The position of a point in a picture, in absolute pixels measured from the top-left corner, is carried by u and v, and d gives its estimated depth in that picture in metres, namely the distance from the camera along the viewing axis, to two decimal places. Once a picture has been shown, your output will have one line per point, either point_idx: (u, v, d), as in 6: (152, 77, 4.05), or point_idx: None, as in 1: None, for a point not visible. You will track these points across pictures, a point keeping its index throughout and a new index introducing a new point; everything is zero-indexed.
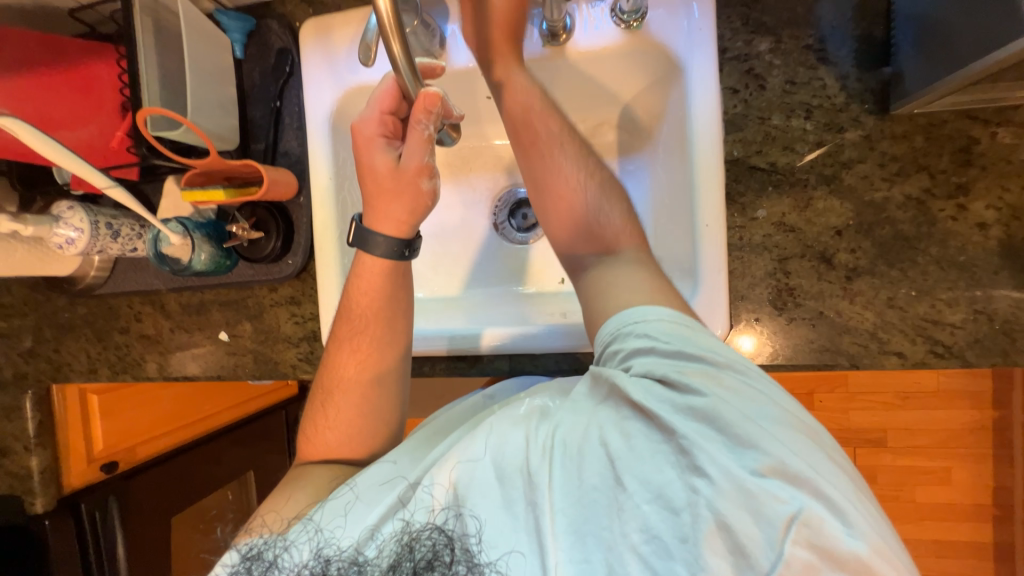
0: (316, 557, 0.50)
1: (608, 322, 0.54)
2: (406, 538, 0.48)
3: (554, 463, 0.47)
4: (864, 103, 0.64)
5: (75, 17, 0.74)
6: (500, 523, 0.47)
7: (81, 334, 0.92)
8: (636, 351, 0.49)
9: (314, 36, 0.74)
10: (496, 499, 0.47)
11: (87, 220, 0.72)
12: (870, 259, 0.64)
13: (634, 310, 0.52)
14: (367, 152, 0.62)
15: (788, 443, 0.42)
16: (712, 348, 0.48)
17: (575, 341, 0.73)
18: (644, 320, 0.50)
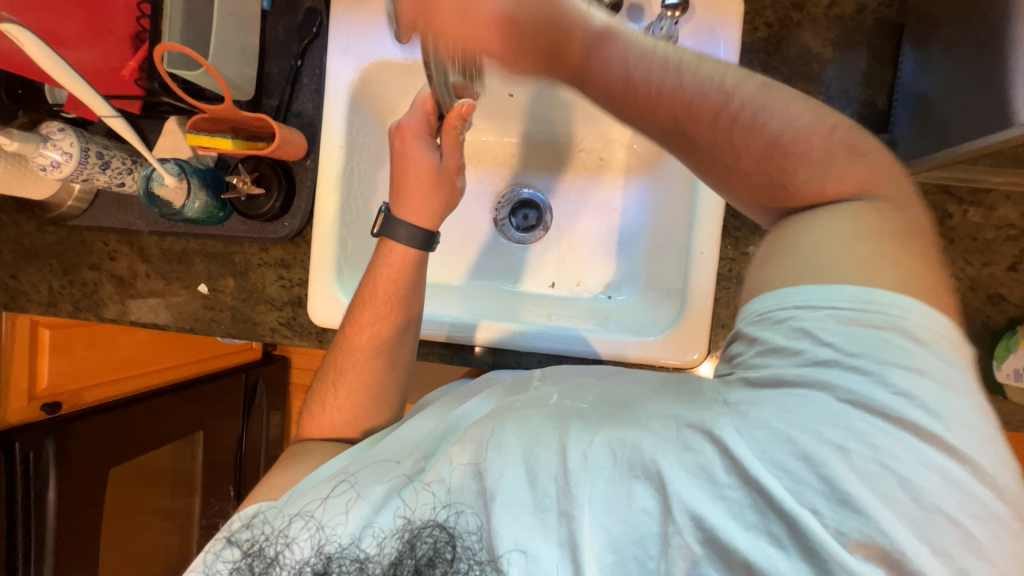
0: (318, 554, 0.49)
1: (759, 297, 0.45)
2: (407, 535, 0.49)
3: (597, 485, 0.46)
4: None
5: None
6: (510, 524, 0.46)
7: (45, 264, 0.87)
8: (778, 350, 0.43)
9: (346, 3, 0.73)
10: (529, 508, 0.47)
11: (77, 146, 0.68)
12: None
13: (800, 290, 0.43)
14: (406, 150, 0.64)
15: (914, 527, 0.37)
16: (888, 368, 0.39)
17: (558, 345, 0.74)
18: (809, 310, 0.41)
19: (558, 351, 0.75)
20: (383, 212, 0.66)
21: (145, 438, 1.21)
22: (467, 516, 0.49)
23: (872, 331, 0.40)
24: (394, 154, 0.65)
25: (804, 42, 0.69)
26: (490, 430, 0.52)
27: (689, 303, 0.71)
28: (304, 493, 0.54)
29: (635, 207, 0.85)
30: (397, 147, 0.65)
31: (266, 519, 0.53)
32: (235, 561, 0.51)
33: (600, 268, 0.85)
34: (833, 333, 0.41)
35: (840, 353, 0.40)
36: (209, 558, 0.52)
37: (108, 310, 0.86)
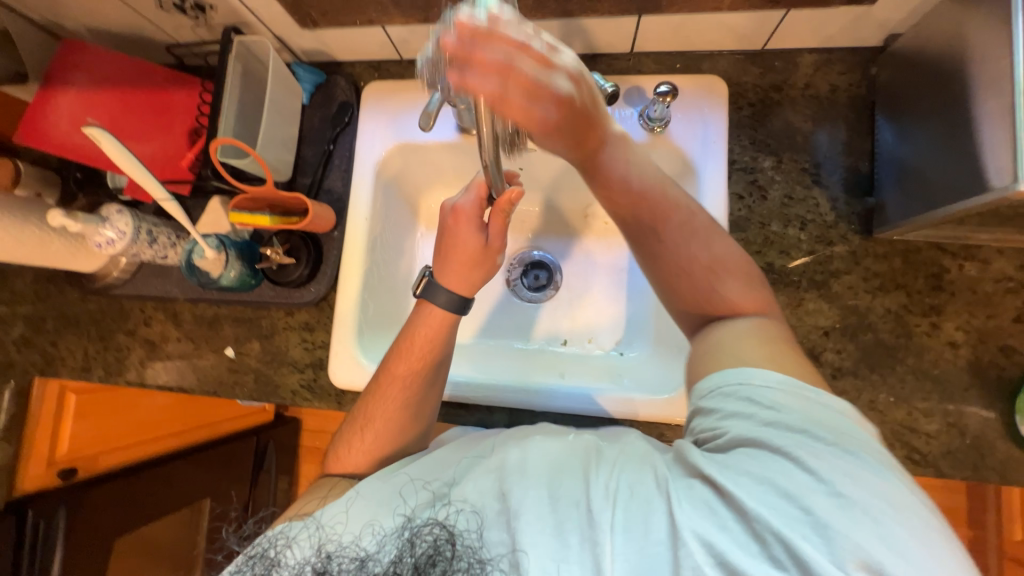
0: (318, 553, 0.53)
1: (709, 375, 0.52)
2: (407, 534, 0.52)
3: (617, 506, 0.47)
4: (851, 224, 0.73)
5: (169, 51, 0.84)
6: (503, 528, 0.50)
7: (84, 330, 0.92)
8: (733, 415, 0.48)
9: (375, 97, 0.84)
10: (545, 527, 0.48)
11: (131, 225, 0.76)
12: (853, 361, 0.70)
13: (740, 369, 0.50)
14: (454, 229, 0.67)
15: (898, 553, 0.38)
16: (823, 427, 0.44)
17: (576, 404, 0.75)
18: (747, 382, 0.48)
19: (574, 409, 0.76)
20: (425, 275, 0.70)
21: (152, 506, 1.18)
22: (473, 529, 0.51)
23: (801, 403, 0.46)
24: (443, 229, 0.68)
25: (787, 118, 0.76)
26: (510, 455, 0.53)
27: None
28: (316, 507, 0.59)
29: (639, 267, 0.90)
30: (447, 225, 0.68)
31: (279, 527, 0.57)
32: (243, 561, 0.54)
33: (611, 325, 0.88)
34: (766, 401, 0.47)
35: (781, 415, 0.46)
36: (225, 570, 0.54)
37: (137, 373, 0.90)
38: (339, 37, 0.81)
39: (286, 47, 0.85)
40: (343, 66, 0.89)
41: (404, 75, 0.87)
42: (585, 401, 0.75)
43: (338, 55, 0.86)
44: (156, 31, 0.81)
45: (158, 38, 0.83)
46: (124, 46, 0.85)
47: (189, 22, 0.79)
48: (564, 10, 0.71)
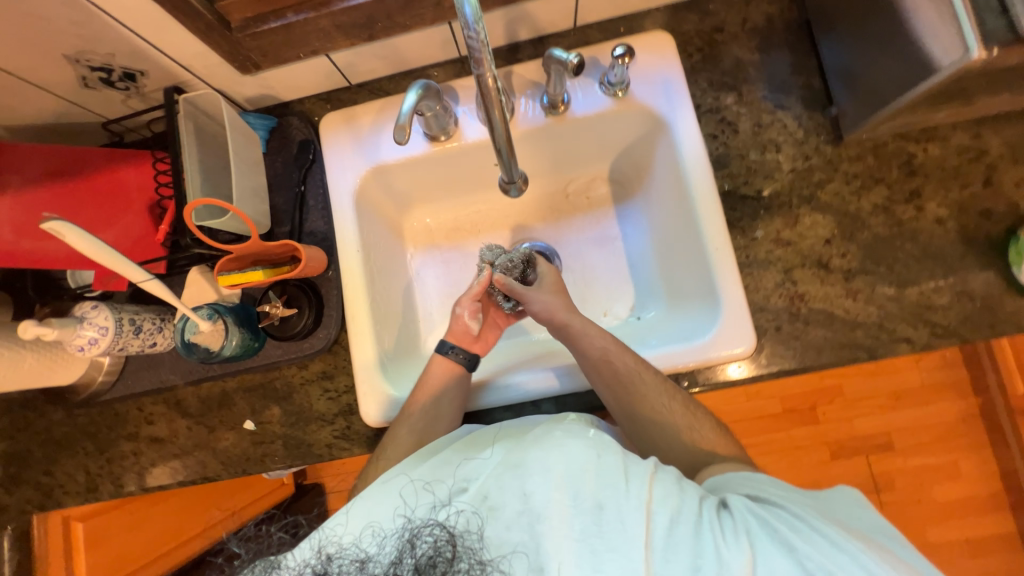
0: (318, 554, 0.50)
1: (732, 477, 0.57)
2: (407, 534, 0.49)
3: (651, 519, 0.46)
4: (820, 136, 0.77)
5: (106, 128, 0.79)
6: (518, 529, 0.46)
7: (79, 448, 0.84)
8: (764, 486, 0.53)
9: (335, 128, 0.82)
10: (571, 535, 0.45)
11: (112, 317, 0.70)
12: (859, 260, 0.73)
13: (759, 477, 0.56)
14: None
15: None
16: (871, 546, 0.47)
17: (563, 386, 0.76)
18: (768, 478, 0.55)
19: (548, 389, 0.76)
20: None
21: None
22: (479, 530, 0.48)
23: (797, 492, 0.53)
24: None
25: (734, 54, 0.80)
26: (533, 454, 0.49)
27: (721, 299, 0.73)
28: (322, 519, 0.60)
29: (633, 231, 0.92)
30: None
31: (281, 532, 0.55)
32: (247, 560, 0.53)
33: (622, 293, 0.91)
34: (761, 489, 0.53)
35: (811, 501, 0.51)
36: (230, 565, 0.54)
37: (150, 478, 0.82)
38: (284, 76, 0.79)
39: (228, 99, 0.81)
40: (292, 105, 0.86)
41: (356, 100, 0.86)
42: (556, 378, 0.76)
43: (285, 94, 0.84)
44: (84, 113, 0.76)
45: (91, 119, 0.78)
46: (51, 137, 0.79)
47: (120, 95, 0.75)
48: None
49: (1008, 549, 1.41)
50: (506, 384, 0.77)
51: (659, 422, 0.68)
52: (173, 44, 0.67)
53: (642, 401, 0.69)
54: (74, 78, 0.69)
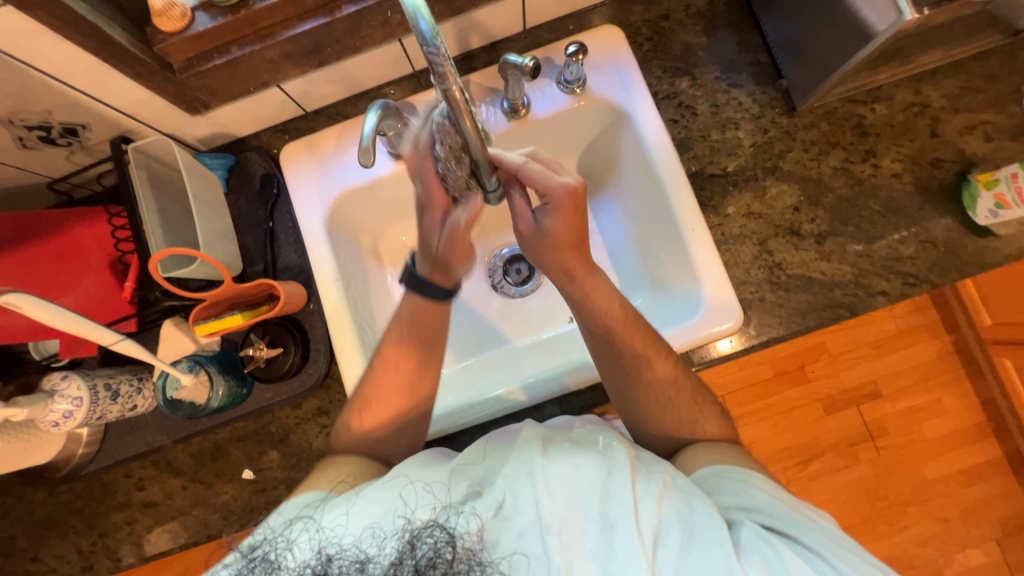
0: (318, 555, 0.47)
1: (714, 474, 0.61)
2: (408, 535, 0.48)
3: (663, 531, 0.47)
4: (775, 109, 0.79)
5: (52, 188, 0.76)
6: (529, 537, 0.46)
7: (67, 528, 0.79)
8: (749, 490, 0.57)
9: (296, 158, 0.80)
10: (582, 555, 0.45)
11: (85, 386, 0.67)
12: (828, 223, 0.76)
13: (739, 475, 0.60)
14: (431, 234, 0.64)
15: None
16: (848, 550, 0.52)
17: (555, 388, 0.76)
18: (749, 479, 0.58)
19: (539, 396, 0.76)
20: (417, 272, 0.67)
21: None
22: (493, 540, 0.47)
23: (779, 496, 0.57)
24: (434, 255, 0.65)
25: (683, 39, 0.82)
26: (553, 462, 0.50)
27: (704, 278, 0.75)
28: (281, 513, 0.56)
29: (609, 223, 0.93)
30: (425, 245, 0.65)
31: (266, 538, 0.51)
32: (232, 570, 0.49)
33: None
34: (750, 498, 0.56)
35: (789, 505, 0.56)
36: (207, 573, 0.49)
37: (149, 546, 0.78)
38: (236, 112, 0.76)
39: (179, 142, 0.78)
40: (248, 141, 0.84)
41: (315, 128, 0.84)
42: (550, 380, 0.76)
43: (240, 131, 0.81)
44: (25, 175, 0.72)
45: (33, 181, 0.74)
46: None
47: (63, 152, 0.71)
48: (452, 9, 0.71)
49: (996, 473, 1.48)
50: (504, 392, 0.76)
51: (680, 397, 0.68)
52: (114, 93, 0.65)
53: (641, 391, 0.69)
54: (10, 140, 0.65)
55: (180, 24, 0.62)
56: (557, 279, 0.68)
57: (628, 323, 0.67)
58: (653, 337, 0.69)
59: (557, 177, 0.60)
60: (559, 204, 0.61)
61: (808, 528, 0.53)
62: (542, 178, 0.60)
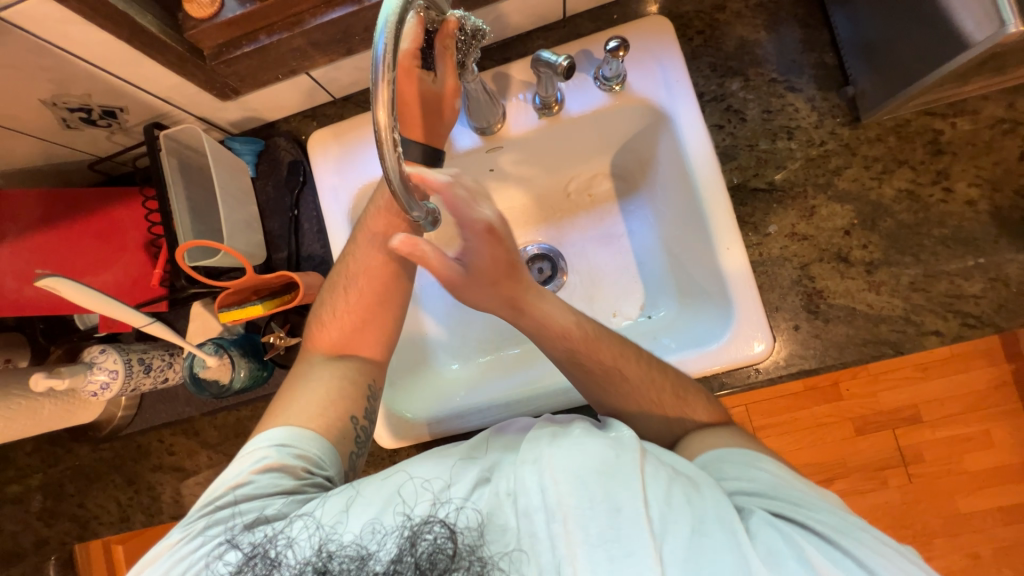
0: (318, 552, 0.46)
1: (725, 453, 0.55)
2: (407, 532, 0.46)
3: (672, 517, 0.43)
4: (835, 118, 0.71)
5: (93, 169, 0.78)
6: (533, 525, 0.43)
7: (108, 482, 0.87)
8: (762, 473, 0.51)
9: (322, 144, 0.78)
10: (583, 540, 0.42)
11: (120, 360, 0.71)
12: (882, 251, 0.69)
13: (751, 457, 0.53)
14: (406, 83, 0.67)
15: None
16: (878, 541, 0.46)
17: (568, 400, 0.74)
18: (762, 461, 0.52)
19: (543, 409, 0.74)
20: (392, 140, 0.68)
21: None
22: (501, 524, 0.44)
23: (799, 482, 0.51)
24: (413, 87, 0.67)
25: (738, 34, 0.74)
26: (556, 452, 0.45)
27: (735, 300, 0.69)
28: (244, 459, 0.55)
29: (638, 227, 0.88)
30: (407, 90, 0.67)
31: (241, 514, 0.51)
32: (233, 567, 0.47)
33: (630, 293, 0.87)
34: (754, 483, 0.50)
35: (810, 493, 0.49)
36: (208, 559, 0.49)
37: (178, 505, 0.85)
38: (266, 98, 0.76)
39: (213, 125, 0.79)
40: (277, 125, 0.83)
41: (343, 115, 0.82)
42: (563, 392, 0.74)
43: (270, 116, 0.81)
44: (71, 154, 0.75)
45: (78, 160, 0.77)
46: (44, 181, 0.79)
47: (103, 133, 0.73)
48: None
49: None
50: (513, 400, 0.74)
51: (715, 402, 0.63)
52: (147, 78, 0.65)
53: None
54: (54, 121, 0.68)
55: (210, 10, 0.62)
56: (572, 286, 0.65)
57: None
58: None
59: (477, 208, 0.53)
60: (480, 237, 0.55)
61: (834, 518, 0.47)
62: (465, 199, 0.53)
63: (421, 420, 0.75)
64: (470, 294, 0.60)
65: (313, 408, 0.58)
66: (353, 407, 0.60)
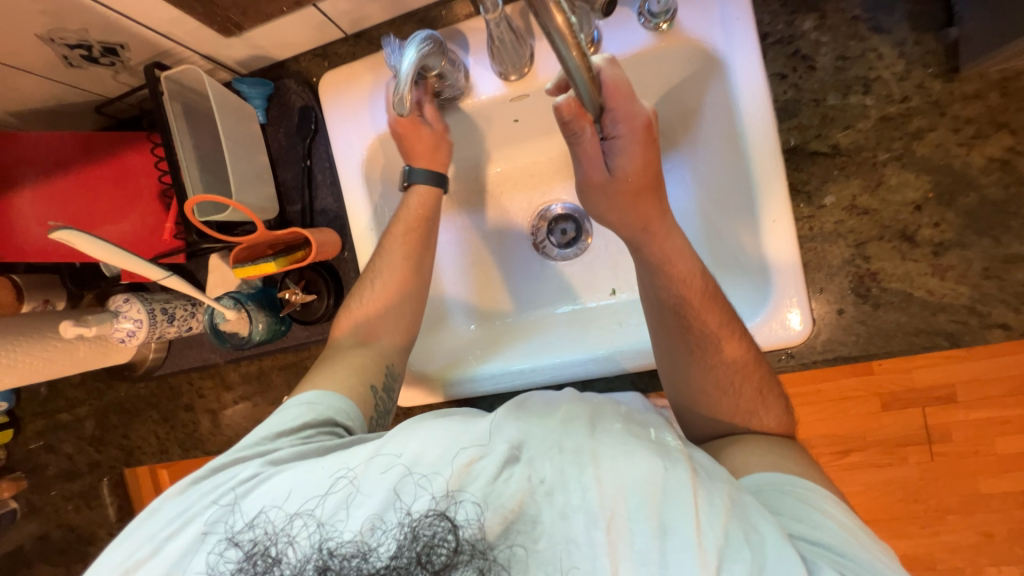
0: (319, 550, 0.45)
1: (782, 478, 0.51)
2: (408, 528, 0.44)
3: (727, 546, 0.41)
4: (927, 68, 0.59)
5: (101, 111, 0.75)
6: (573, 527, 0.43)
7: (147, 416, 0.94)
8: (826, 514, 0.47)
9: (334, 92, 0.72)
10: (629, 557, 0.42)
11: (144, 310, 0.72)
12: (956, 230, 0.60)
13: (809, 488, 0.50)
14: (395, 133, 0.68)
15: None
16: None
17: (587, 371, 0.71)
18: (821, 498, 0.49)
19: (560, 378, 0.72)
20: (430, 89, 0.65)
21: None
22: (533, 516, 0.44)
23: (857, 529, 0.47)
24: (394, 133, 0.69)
25: None
26: (607, 462, 0.45)
27: (775, 279, 0.62)
28: (232, 456, 0.53)
29: (671, 188, 0.77)
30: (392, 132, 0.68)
31: (234, 511, 0.48)
32: (234, 564, 0.46)
33: None
34: (819, 531, 0.45)
35: (869, 548, 0.45)
36: (206, 558, 0.47)
37: (211, 443, 0.91)
38: (274, 36, 0.70)
39: (219, 65, 0.74)
40: (287, 64, 0.77)
41: (356, 55, 0.75)
42: (582, 365, 0.71)
43: (278, 54, 0.75)
44: (78, 93, 0.72)
45: (85, 100, 0.74)
46: (55, 123, 0.77)
47: (108, 72, 0.69)
48: None
49: None
50: (529, 367, 0.72)
51: (743, 380, 0.59)
52: (143, 11, 0.60)
53: (679, 397, 0.62)
54: (56, 59, 0.64)
55: None
56: (626, 231, 0.61)
57: (704, 295, 0.59)
58: (729, 312, 0.59)
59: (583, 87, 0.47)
60: (633, 134, 0.57)
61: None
62: (626, 99, 0.55)
63: (441, 381, 0.75)
64: (592, 199, 0.62)
65: (340, 381, 0.63)
66: (373, 378, 0.65)
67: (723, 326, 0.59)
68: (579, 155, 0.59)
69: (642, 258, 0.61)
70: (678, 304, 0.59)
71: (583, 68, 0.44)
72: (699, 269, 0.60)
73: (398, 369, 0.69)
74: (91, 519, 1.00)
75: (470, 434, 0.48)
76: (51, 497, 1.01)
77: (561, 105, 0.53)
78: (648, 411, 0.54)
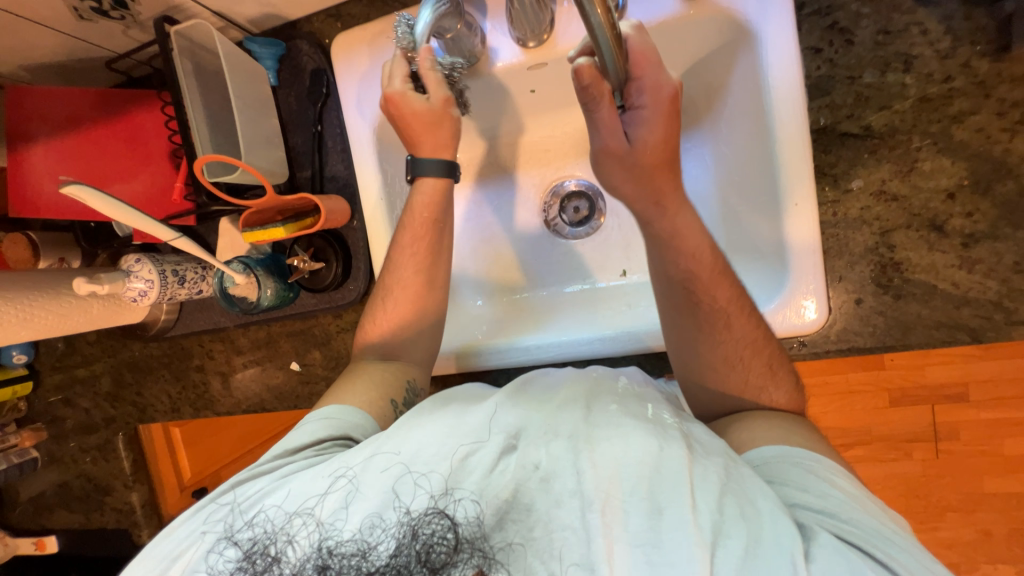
0: (319, 550, 0.45)
1: (791, 449, 0.50)
2: (406, 527, 0.44)
3: (727, 526, 0.40)
4: (974, 45, 0.56)
5: (111, 67, 0.74)
6: (569, 516, 0.43)
7: (160, 375, 0.96)
8: (833, 484, 0.46)
9: (347, 55, 0.70)
10: (624, 538, 0.41)
11: (155, 270, 0.73)
12: (989, 222, 0.58)
13: (817, 459, 0.48)
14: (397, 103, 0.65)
15: None
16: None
17: (593, 350, 0.71)
18: (830, 469, 0.47)
19: (567, 357, 0.71)
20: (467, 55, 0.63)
21: None
22: (528, 504, 0.44)
23: (865, 498, 0.45)
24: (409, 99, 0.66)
25: None
26: (605, 446, 0.44)
27: (792, 265, 0.60)
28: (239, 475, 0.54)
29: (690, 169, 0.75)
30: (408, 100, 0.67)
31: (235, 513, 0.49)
32: (234, 562, 0.47)
33: None
34: (822, 499, 0.44)
35: (878, 518, 0.44)
36: (207, 559, 0.48)
37: (221, 404, 0.93)
38: None
39: (231, 22, 0.72)
40: (299, 25, 0.75)
41: (369, 16, 0.72)
42: (590, 344, 0.70)
43: (291, 13, 0.72)
44: (90, 48, 0.71)
45: (96, 55, 0.73)
46: (69, 78, 0.76)
47: (119, 26, 0.68)
48: None
49: None
50: (535, 345, 0.72)
51: (753, 365, 0.57)
52: None
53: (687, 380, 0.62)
54: (66, 11, 0.63)
55: None
56: (641, 207, 0.59)
57: (714, 280, 0.57)
58: (741, 292, 0.58)
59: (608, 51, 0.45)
60: (658, 104, 0.55)
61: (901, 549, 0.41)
62: (652, 67, 0.53)
63: (448, 354, 0.76)
64: (608, 170, 0.60)
65: (358, 399, 0.62)
66: (392, 391, 0.64)
67: (734, 305, 0.57)
68: (597, 124, 0.57)
69: (654, 234, 0.60)
70: (686, 281, 0.58)
71: (606, 25, 0.42)
72: (712, 244, 0.58)
73: (419, 384, 0.69)
74: (107, 471, 1.04)
75: (466, 422, 0.48)
76: (69, 448, 1.05)
77: (580, 68, 0.50)
78: (652, 389, 0.54)
